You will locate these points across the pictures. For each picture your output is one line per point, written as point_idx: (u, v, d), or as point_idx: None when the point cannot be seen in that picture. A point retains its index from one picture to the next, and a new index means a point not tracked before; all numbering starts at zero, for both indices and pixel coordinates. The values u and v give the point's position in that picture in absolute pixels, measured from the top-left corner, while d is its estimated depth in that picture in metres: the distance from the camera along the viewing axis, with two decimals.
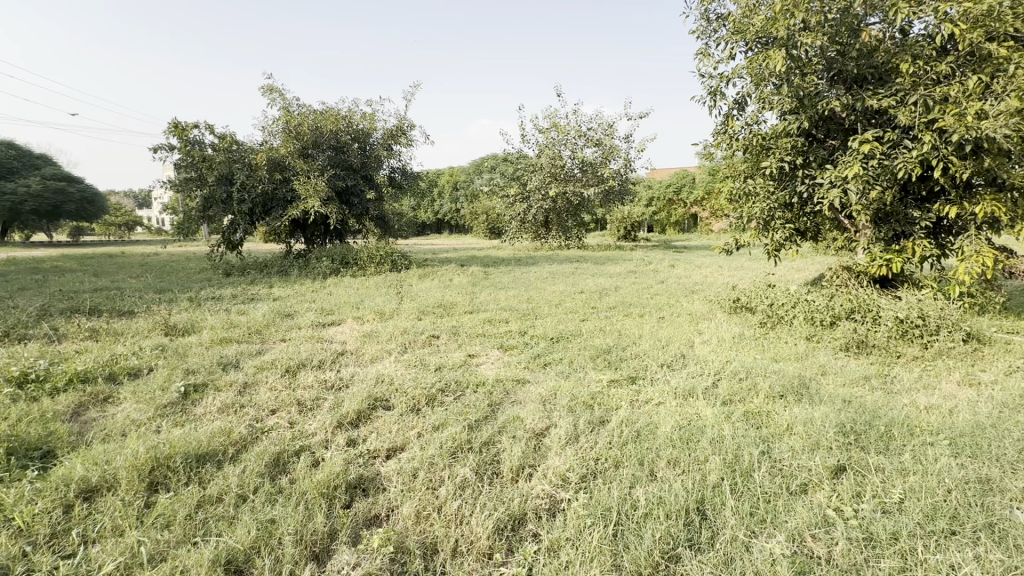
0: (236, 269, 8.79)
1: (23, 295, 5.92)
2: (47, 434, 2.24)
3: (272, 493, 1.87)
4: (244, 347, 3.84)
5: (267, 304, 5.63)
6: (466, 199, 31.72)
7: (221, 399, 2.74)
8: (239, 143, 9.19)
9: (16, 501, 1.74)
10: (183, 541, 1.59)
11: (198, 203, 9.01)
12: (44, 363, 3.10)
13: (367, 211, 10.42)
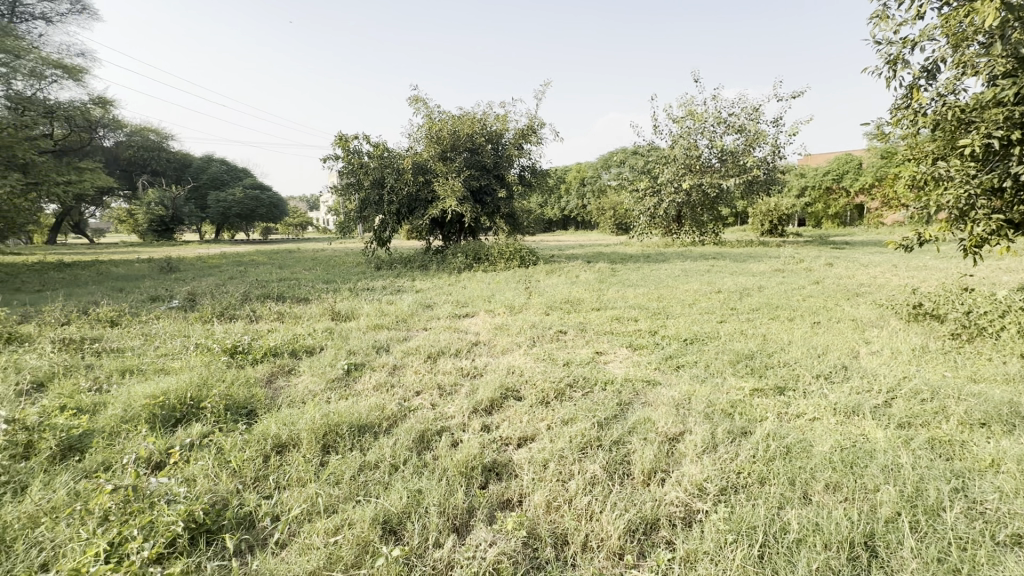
0: (385, 264, 9.85)
1: (231, 282, 7.31)
2: (250, 395, 2.76)
3: (418, 466, 2.07)
4: (393, 333, 4.30)
5: (411, 296, 6.21)
6: (593, 195, 31.41)
7: (376, 378, 3.11)
8: (389, 150, 10.25)
9: (232, 447, 2.18)
10: (349, 498, 1.84)
11: (356, 205, 10.28)
12: (248, 338, 3.82)
13: (498, 209, 10.88)
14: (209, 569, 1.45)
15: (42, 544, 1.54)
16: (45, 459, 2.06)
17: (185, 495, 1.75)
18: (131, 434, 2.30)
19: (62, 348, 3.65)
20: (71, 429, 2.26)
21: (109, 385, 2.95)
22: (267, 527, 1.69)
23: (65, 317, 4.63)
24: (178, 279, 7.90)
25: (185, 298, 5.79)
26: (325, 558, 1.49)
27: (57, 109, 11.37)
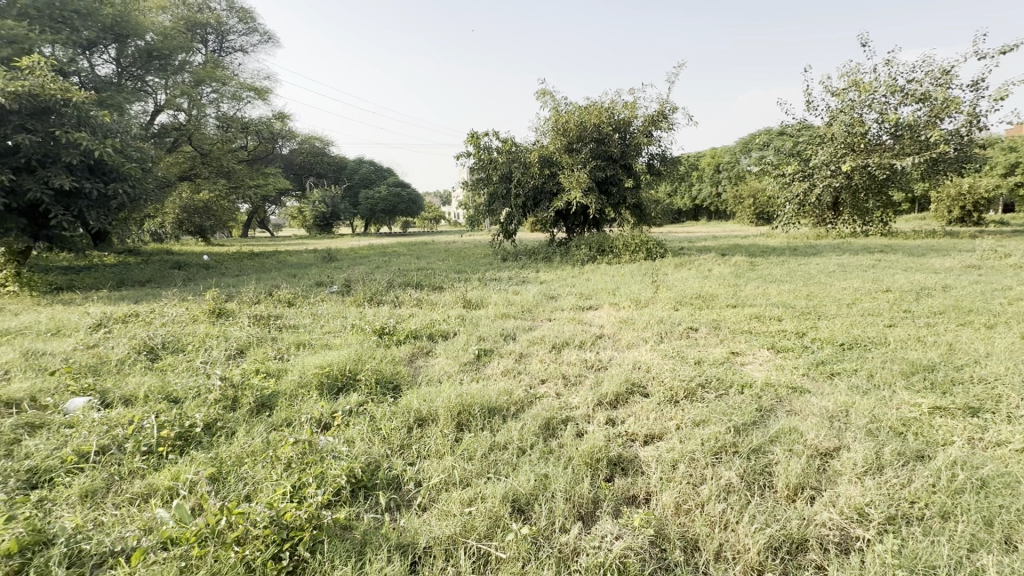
0: (511, 255, 10.21)
1: (379, 271, 8.19)
2: (396, 372, 3.08)
3: (545, 451, 2.13)
4: (519, 322, 4.46)
5: (536, 286, 6.36)
6: (730, 181, 28.88)
7: (504, 364, 3.25)
8: (517, 145, 10.54)
9: (382, 416, 2.46)
10: (481, 474, 1.96)
11: (485, 199, 10.78)
12: (393, 321, 4.26)
13: (624, 200, 10.57)
14: (366, 519, 1.67)
15: (246, 479, 1.91)
16: (246, 411, 2.54)
17: (346, 454, 2.03)
18: (306, 398, 2.72)
19: (256, 322, 4.44)
20: (263, 390, 2.74)
21: (288, 356, 3.51)
22: (411, 491, 1.88)
23: (256, 297, 5.62)
24: (337, 267, 9.09)
25: (343, 284, 6.64)
26: (460, 526, 1.62)
27: (250, 125, 13.76)
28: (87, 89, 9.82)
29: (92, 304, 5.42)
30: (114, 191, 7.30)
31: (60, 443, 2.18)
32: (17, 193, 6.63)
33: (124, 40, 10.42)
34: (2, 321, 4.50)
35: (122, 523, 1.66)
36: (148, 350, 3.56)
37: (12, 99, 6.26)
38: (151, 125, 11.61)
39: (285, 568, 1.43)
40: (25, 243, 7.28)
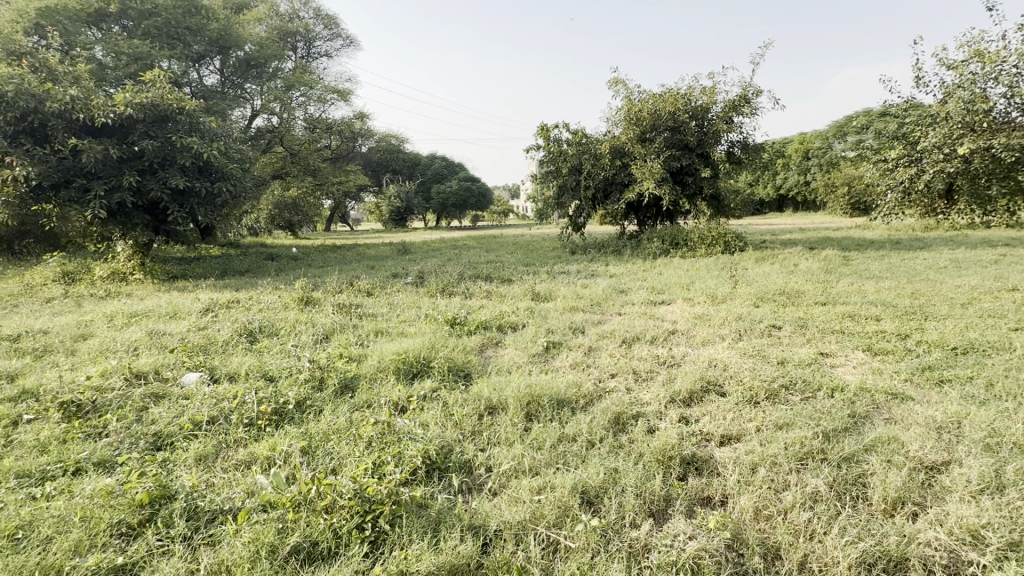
0: (580, 248, 10.11)
1: (450, 263, 8.44)
2: (467, 360, 3.17)
3: (615, 446, 2.11)
4: (589, 315, 4.42)
5: (605, 280, 6.25)
6: (820, 169, 26.59)
7: (573, 357, 3.24)
8: (587, 136, 10.38)
9: (455, 403, 2.55)
10: (550, 464, 1.98)
11: (554, 192, 10.73)
12: (464, 312, 4.39)
13: (701, 190, 10.07)
14: (439, 499, 1.75)
15: (332, 454, 2.06)
16: (332, 391, 2.73)
17: (421, 436, 2.12)
18: (384, 382, 2.88)
19: (339, 310, 4.76)
20: (346, 372, 2.94)
21: (368, 342, 3.73)
22: (482, 475, 1.94)
23: (339, 286, 6.00)
24: (411, 259, 9.47)
25: (417, 275, 6.91)
26: (529, 513, 1.65)
27: (334, 126, 14.64)
28: (197, 98, 10.94)
29: (201, 291, 6.08)
30: (220, 190, 8.09)
31: (178, 412, 2.48)
32: (142, 192, 7.56)
33: (226, 52, 11.56)
34: (131, 305, 5.16)
35: (229, 485, 1.86)
36: (247, 333, 3.93)
37: (137, 109, 7.19)
38: (249, 129, 12.71)
39: (367, 538, 1.54)
40: (149, 237, 8.29)
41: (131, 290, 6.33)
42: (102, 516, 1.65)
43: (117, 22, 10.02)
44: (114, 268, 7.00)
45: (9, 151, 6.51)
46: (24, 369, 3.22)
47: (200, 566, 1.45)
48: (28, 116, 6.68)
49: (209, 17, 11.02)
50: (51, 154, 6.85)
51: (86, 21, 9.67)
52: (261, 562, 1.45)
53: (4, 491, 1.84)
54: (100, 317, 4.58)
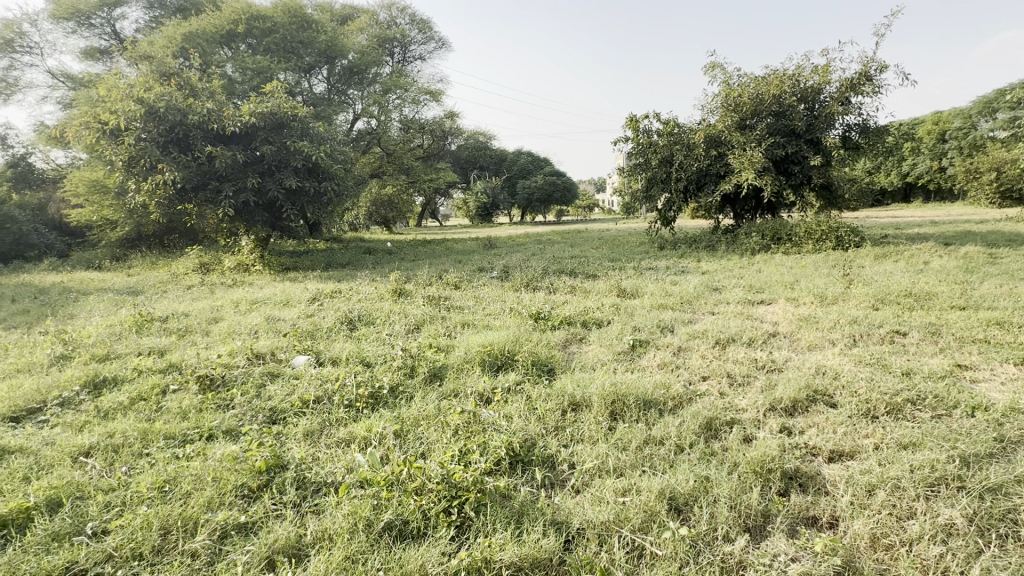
0: (669, 243, 9.68)
1: (535, 258, 8.49)
2: (551, 355, 3.16)
3: (706, 453, 1.99)
4: (679, 314, 4.21)
5: (697, 277, 5.91)
6: (961, 152, 23.02)
7: (660, 356, 3.11)
8: (680, 126, 9.89)
9: (538, 397, 2.56)
10: (635, 466, 1.92)
11: (642, 185, 10.35)
12: (548, 307, 4.38)
13: (809, 180, 9.13)
14: (523, 491, 1.76)
15: (422, 439, 2.17)
16: (422, 379, 2.87)
17: (505, 428, 2.16)
18: (470, 373, 2.97)
19: (429, 302, 4.98)
20: (435, 361, 3.07)
21: (456, 333, 3.87)
22: (564, 472, 1.93)
23: (429, 279, 6.28)
24: (496, 254, 9.65)
25: (502, 270, 7.03)
26: (614, 514, 1.61)
27: (426, 126, 15.29)
28: (307, 105, 12.01)
29: (310, 281, 6.67)
30: (326, 189, 8.81)
31: (290, 391, 2.75)
32: (262, 192, 8.46)
33: (332, 61, 12.54)
34: (253, 293, 5.82)
35: (332, 460, 2.03)
36: (348, 321, 4.25)
37: (259, 118, 8.05)
38: (351, 131, 13.70)
39: (453, 522, 1.59)
40: (267, 232, 9.26)
41: (252, 279, 7.11)
42: (229, 478, 1.88)
43: (244, 40, 11.28)
44: (240, 260, 7.93)
45: (161, 158, 7.61)
46: (171, 346, 3.75)
47: (308, 532, 1.59)
48: (175, 128, 7.74)
49: (319, 30, 12.05)
50: (192, 160, 7.90)
51: (219, 41, 10.97)
52: (358, 534, 1.56)
53: (155, 449, 2.16)
54: (229, 303, 5.21)
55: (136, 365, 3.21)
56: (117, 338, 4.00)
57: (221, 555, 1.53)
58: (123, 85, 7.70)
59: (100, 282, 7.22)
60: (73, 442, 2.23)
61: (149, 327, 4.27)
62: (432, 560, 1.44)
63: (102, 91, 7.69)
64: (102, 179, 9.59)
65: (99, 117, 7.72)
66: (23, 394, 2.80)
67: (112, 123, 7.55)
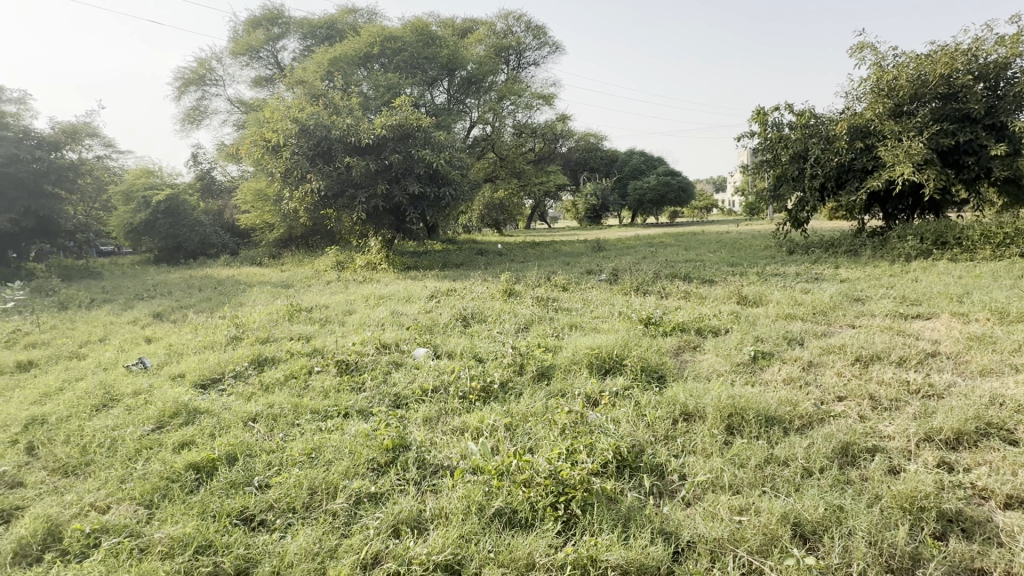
0: (800, 247, 8.74)
1: (646, 261, 8.22)
2: (661, 362, 3.05)
3: (840, 480, 1.80)
4: (810, 325, 3.80)
5: (835, 286, 5.27)
6: None
7: (786, 370, 2.85)
8: (818, 117, 8.90)
9: (647, 403, 2.50)
10: (754, 485, 1.80)
11: (770, 183, 9.49)
12: (659, 311, 4.23)
13: (988, 173, 7.63)
14: (630, 496, 1.75)
15: (529, 434, 2.24)
16: (530, 377, 2.96)
17: (613, 432, 2.14)
18: (577, 374, 2.99)
19: (538, 303, 5.09)
20: (543, 361, 3.14)
21: (563, 335, 3.91)
22: (674, 482, 1.87)
23: (538, 281, 6.40)
24: (604, 256, 9.51)
25: (611, 273, 6.92)
26: (728, 531, 1.54)
27: (539, 130, 15.54)
28: (429, 116, 12.91)
29: (428, 280, 7.17)
30: (444, 193, 9.40)
31: (411, 379, 3.01)
32: (389, 198, 9.29)
33: (453, 73, 13.33)
34: (380, 289, 6.43)
35: (448, 446, 2.18)
36: (462, 318, 4.51)
37: (389, 129, 8.84)
38: (468, 139, 14.43)
39: (560, 517, 1.64)
40: (392, 234, 10.14)
41: (379, 277, 7.83)
42: (362, 452, 2.12)
43: (377, 60, 12.46)
44: (369, 259, 8.80)
45: (310, 169, 8.73)
46: (315, 333, 4.31)
47: (427, 508, 1.74)
48: (320, 142, 8.80)
49: (442, 45, 12.85)
50: (334, 169, 8.93)
51: (358, 63, 12.27)
52: (471, 516, 1.67)
53: (304, 421, 2.51)
54: (360, 297, 5.82)
55: (290, 348, 3.75)
56: (274, 323, 4.70)
57: (356, 518, 1.74)
58: (283, 108, 8.97)
59: (260, 277, 8.47)
60: (244, 408, 2.68)
61: (297, 316, 4.94)
62: (540, 549, 1.50)
63: (268, 113, 9.05)
64: (264, 188, 11.25)
65: (264, 136, 9.07)
66: (208, 366, 3.42)
67: (274, 141, 8.83)
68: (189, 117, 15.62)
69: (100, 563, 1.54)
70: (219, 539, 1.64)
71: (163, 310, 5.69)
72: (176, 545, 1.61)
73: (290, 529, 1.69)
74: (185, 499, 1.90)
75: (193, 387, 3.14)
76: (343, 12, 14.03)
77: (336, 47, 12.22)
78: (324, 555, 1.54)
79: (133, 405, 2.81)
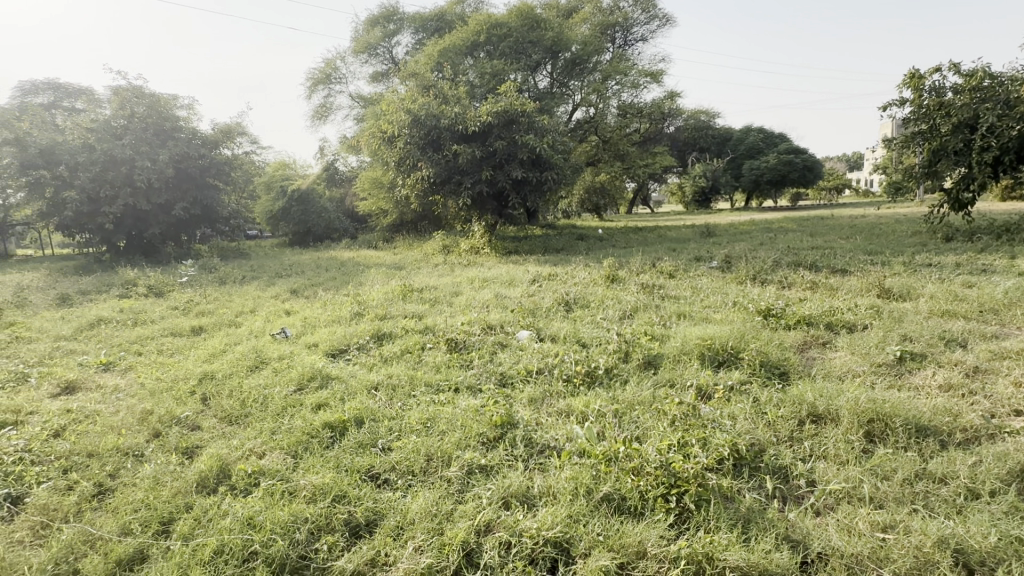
0: (962, 233, 7.42)
1: (764, 248, 7.54)
2: (784, 358, 2.80)
3: (1018, 507, 1.52)
4: (976, 325, 3.23)
5: (1011, 279, 4.39)
6: None
7: (944, 375, 2.45)
8: (994, 76, 7.39)
9: (768, 401, 2.31)
10: (902, 501, 1.60)
11: (924, 158, 8.13)
12: (781, 303, 3.86)
13: None
14: (749, 497, 1.64)
15: (637, 423, 2.19)
16: (636, 365, 2.88)
17: (729, 428, 2.01)
18: (687, 365, 2.85)
19: (643, 290, 4.92)
20: (650, 349, 3.03)
21: (671, 323, 3.74)
22: (802, 488, 1.72)
23: (642, 267, 6.17)
24: (715, 243, 8.89)
25: (723, 260, 6.45)
26: (868, 548, 1.38)
27: (645, 109, 14.84)
28: (533, 100, 12.92)
29: (530, 264, 7.27)
30: (546, 178, 9.40)
31: (516, 360, 3.09)
32: (493, 184, 9.52)
33: (557, 56, 13.17)
34: (484, 272, 6.64)
35: (554, 427, 2.21)
36: (564, 303, 4.52)
37: (494, 116, 9.01)
38: (570, 122, 14.22)
39: (672, 509, 1.59)
40: (495, 219, 10.40)
41: (482, 261, 8.10)
42: (473, 425, 2.23)
43: (483, 48, 12.70)
44: (473, 244, 9.14)
45: (420, 158, 9.23)
46: (426, 312, 4.59)
47: (535, 485, 1.79)
48: (430, 131, 9.21)
49: (547, 27, 12.70)
50: (442, 157, 9.33)
51: (465, 52, 12.62)
52: (579, 498, 1.69)
53: (419, 393, 2.71)
54: (465, 280, 6.07)
55: (405, 326, 4.04)
56: (390, 302, 5.10)
57: (468, 486, 1.85)
58: (398, 100, 9.55)
59: (376, 259, 9.21)
60: (368, 377, 2.95)
61: (410, 296, 5.30)
62: (651, 539, 1.48)
63: (384, 106, 9.69)
64: (380, 176, 12.13)
65: (381, 128, 9.77)
66: (337, 338, 3.82)
67: (389, 132, 9.46)
68: (318, 113, 17.28)
69: (260, 499, 1.81)
70: (352, 491, 1.84)
71: (298, 287, 6.43)
72: (319, 493, 1.84)
73: (410, 490, 1.84)
74: (323, 453, 2.15)
75: (326, 356, 3.54)
76: (452, 3, 14.45)
77: (445, 38, 12.69)
78: (442, 517, 1.66)
79: (278, 368, 3.24)
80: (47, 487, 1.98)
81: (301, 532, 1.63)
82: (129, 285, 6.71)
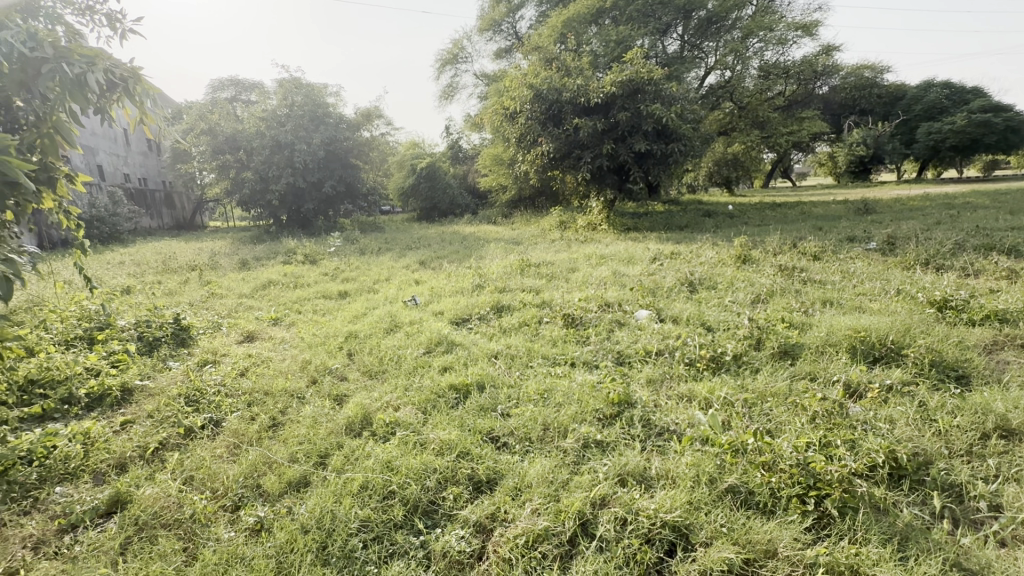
0: None
1: (942, 228, 6.31)
2: (964, 359, 2.36)
3: None
4: None
5: None
6: None
7: None
8: None
9: (940, 407, 1.97)
10: None
11: None
12: (965, 293, 3.21)
13: None
14: (908, 512, 1.44)
15: (769, 415, 2.02)
16: (770, 354, 2.64)
17: (885, 432, 1.77)
18: (833, 357, 2.54)
19: (780, 272, 4.45)
20: (787, 338, 2.74)
21: (813, 311, 3.34)
22: (981, 512, 1.46)
23: (780, 247, 5.56)
24: (874, 221, 7.66)
25: (884, 241, 5.55)
26: None
27: (793, 68, 13.09)
28: (661, 66, 12.10)
29: (651, 241, 6.97)
30: (672, 150, 8.83)
31: (634, 339, 3.01)
32: (614, 157, 9.21)
33: (690, 15, 12.10)
34: (602, 249, 6.52)
35: (674, 411, 2.14)
36: (688, 284, 4.27)
37: (618, 86, 8.62)
38: (701, 88, 13.09)
39: (810, 512, 1.45)
40: (614, 195, 10.09)
41: (599, 237, 7.97)
42: (589, 401, 2.24)
43: (609, 14, 12.14)
44: (590, 220, 9.02)
45: (541, 133, 9.24)
46: (543, 287, 4.67)
47: (653, 467, 1.75)
48: (552, 106, 9.15)
49: None
50: (563, 132, 9.22)
51: (589, 19, 12.17)
52: (701, 486, 1.62)
53: (536, 365, 2.79)
54: (583, 257, 6.01)
55: (523, 299, 4.15)
56: (509, 275, 5.26)
57: (584, 459, 1.87)
58: (521, 76, 9.58)
59: (495, 233, 9.56)
60: (488, 346, 3.11)
61: (528, 271, 5.42)
62: (784, 540, 1.38)
63: (507, 83, 9.81)
64: (501, 153, 12.41)
65: (503, 104, 9.93)
66: (461, 307, 4.06)
67: (511, 108, 9.57)
68: (446, 93, 18.09)
69: (397, 446, 2.03)
70: (475, 449, 1.98)
71: (426, 259, 6.93)
72: (445, 447, 2.01)
73: (527, 455, 1.92)
74: (448, 412, 2.33)
75: (451, 323, 3.80)
76: None
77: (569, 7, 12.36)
78: (558, 486, 1.71)
79: (410, 332, 3.55)
80: (238, 416, 2.43)
81: (431, 480, 1.80)
82: (291, 253, 7.80)
